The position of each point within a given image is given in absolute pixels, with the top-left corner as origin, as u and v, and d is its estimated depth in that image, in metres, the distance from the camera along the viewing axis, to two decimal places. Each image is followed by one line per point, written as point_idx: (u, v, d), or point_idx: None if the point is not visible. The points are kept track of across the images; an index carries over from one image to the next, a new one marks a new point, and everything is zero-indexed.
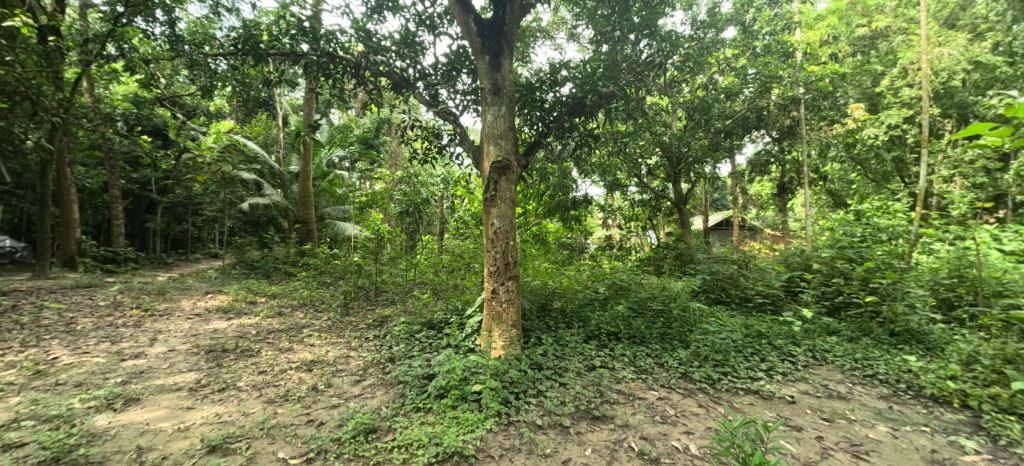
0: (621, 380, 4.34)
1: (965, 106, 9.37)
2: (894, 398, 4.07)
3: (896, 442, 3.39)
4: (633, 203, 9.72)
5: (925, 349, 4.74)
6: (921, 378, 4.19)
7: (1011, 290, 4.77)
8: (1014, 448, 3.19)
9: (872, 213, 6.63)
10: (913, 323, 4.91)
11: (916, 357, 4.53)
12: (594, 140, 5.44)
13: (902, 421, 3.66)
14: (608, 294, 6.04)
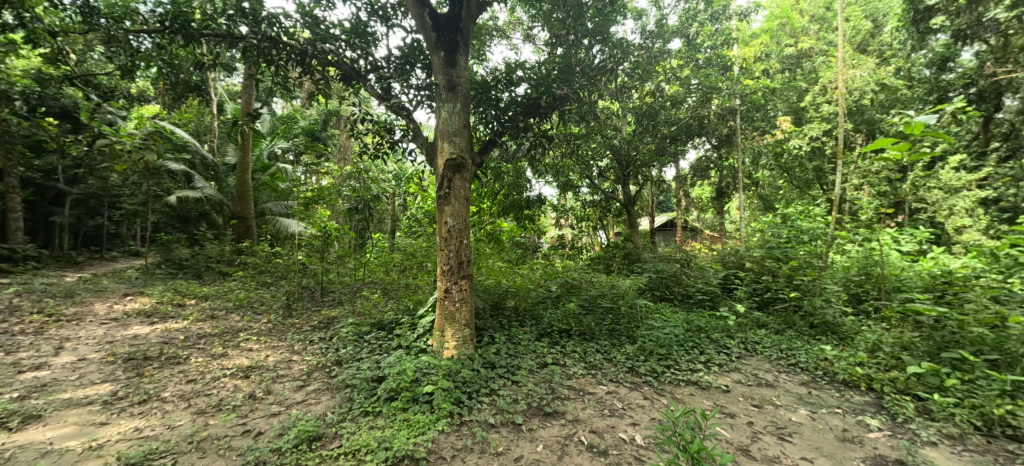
0: (572, 376, 4.42)
1: (874, 123, 10.63)
2: (813, 384, 4.43)
3: (815, 424, 3.69)
4: (585, 203, 9.90)
5: (839, 339, 5.21)
6: (833, 364, 4.61)
7: (905, 285, 5.37)
8: (910, 424, 3.58)
9: (797, 216, 7.20)
10: (829, 315, 5.40)
11: (832, 347, 4.97)
12: (548, 141, 5.49)
13: (820, 404, 4.00)
14: (560, 292, 6.11)
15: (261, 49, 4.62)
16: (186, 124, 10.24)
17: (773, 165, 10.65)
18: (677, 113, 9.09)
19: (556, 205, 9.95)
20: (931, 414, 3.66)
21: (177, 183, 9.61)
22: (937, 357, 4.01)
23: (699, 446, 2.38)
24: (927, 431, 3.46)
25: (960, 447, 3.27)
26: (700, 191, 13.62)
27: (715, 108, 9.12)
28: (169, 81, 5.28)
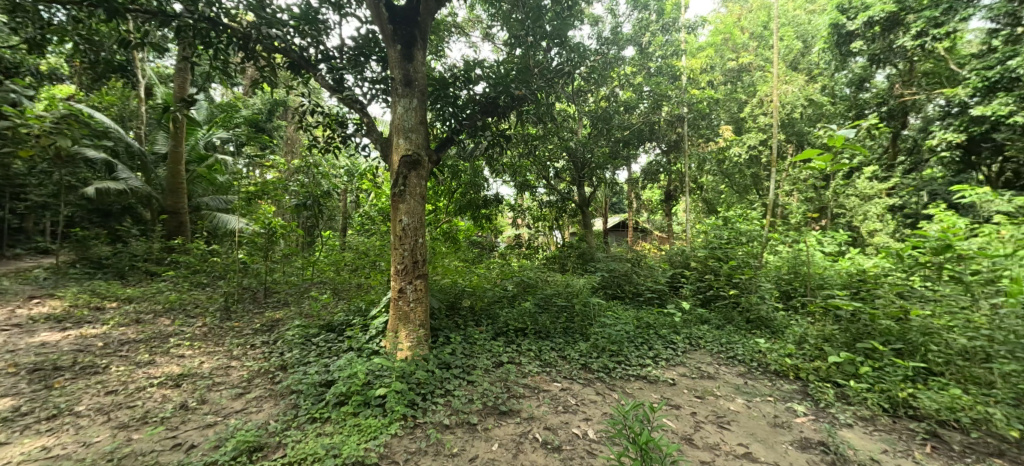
0: (527, 375, 4.43)
1: (802, 136, 11.49)
2: (749, 374, 4.71)
3: (751, 412, 3.92)
4: (542, 204, 9.95)
5: (771, 332, 5.58)
6: (767, 356, 4.92)
7: (827, 283, 5.86)
8: (830, 408, 3.89)
9: (736, 219, 7.63)
10: (763, 310, 5.77)
11: (767, 340, 5.31)
12: (505, 141, 5.47)
13: (756, 394, 4.25)
14: (516, 291, 6.12)
15: (198, 29, 4.29)
16: (108, 108, 9.31)
17: (716, 171, 11.29)
18: (630, 118, 9.32)
19: (513, 204, 9.96)
20: (849, 399, 3.99)
21: (98, 173, 8.72)
22: (855, 347, 4.40)
23: (648, 437, 2.47)
24: (844, 414, 3.77)
25: (872, 427, 3.59)
26: (650, 194, 14.06)
27: (665, 115, 9.44)
28: (87, 59, 4.76)
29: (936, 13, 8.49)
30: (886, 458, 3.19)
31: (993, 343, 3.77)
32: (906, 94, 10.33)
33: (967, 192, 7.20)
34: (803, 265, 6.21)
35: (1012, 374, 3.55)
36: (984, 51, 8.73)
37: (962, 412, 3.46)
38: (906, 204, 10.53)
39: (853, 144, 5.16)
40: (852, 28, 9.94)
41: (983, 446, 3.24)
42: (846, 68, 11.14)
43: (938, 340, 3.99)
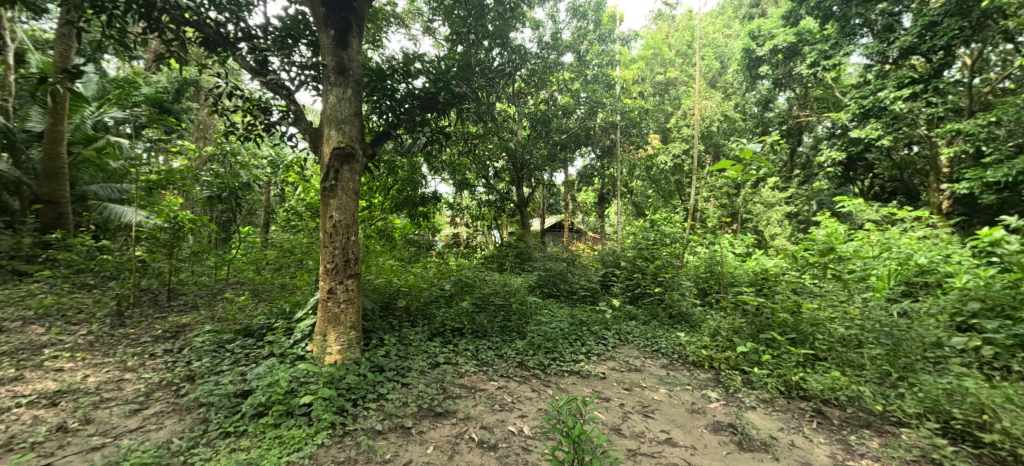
0: (464, 375, 4.37)
1: (718, 147, 12.44)
2: (671, 366, 5.00)
3: (672, 400, 4.16)
4: (480, 203, 9.87)
5: (690, 326, 5.98)
6: (686, 348, 5.26)
7: (737, 280, 6.42)
8: (738, 393, 4.24)
9: (661, 222, 8.08)
10: (683, 306, 6.18)
11: (687, 333, 5.68)
12: (446, 139, 5.34)
13: (676, 383, 4.52)
14: (453, 291, 6.01)
15: None
16: None
17: (644, 176, 11.95)
18: (568, 122, 9.53)
19: (450, 203, 9.78)
20: (752, 384, 4.38)
21: None
22: (758, 337, 4.85)
23: (580, 430, 2.52)
24: (749, 397, 4.13)
25: (771, 408, 3.96)
26: (585, 196, 14.46)
27: (600, 121, 9.83)
28: None
29: (825, 47, 9.76)
30: (782, 434, 3.54)
31: (864, 331, 4.35)
32: (802, 114, 12.05)
33: (846, 202, 8.28)
34: (718, 264, 6.75)
35: (879, 358, 4.10)
36: (862, 82, 10.05)
37: (841, 391, 3.93)
38: (800, 211, 11.87)
39: (760, 158, 5.67)
40: (760, 54, 11.73)
41: (857, 420, 3.70)
42: (756, 88, 12.86)
43: (824, 329, 4.51)
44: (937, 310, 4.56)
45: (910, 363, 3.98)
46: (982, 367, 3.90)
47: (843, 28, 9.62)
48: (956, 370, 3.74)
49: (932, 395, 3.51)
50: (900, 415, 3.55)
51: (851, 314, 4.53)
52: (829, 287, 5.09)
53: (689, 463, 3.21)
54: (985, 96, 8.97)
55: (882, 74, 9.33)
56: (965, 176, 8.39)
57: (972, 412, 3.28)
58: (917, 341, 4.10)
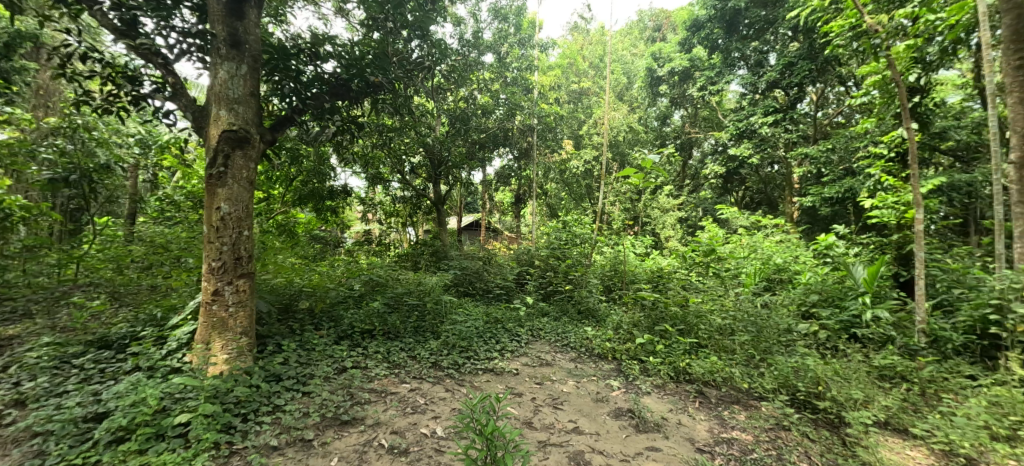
0: (374, 379, 4.13)
1: (625, 156, 13.38)
2: (579, 359, 5.22)
3: (579, 391, 4.33)
4: (394, 199, 9.42)
5: (596, 321, 6.29)
6: (593, 341, 5.52)
7: (637, 278, 6.92)
8: (636, 381, 4.53)
9: (573, 223, 8.42)
10: (591, 302, 6.50)
11: (593, 328, 5.96)
12: (358, 130, 4.99)
13: (583, 375, 4.71)
14: (363, 291, 5.65)
15: None
16: None
17: (558, 179, 12.37)
18: (487, 122, 9.47)
19: (362, 197, 9.23)
20: (648, 372, 4.70)
21: None
22: (653, 329, 5.25)
23: (493, 427, 2.48)
24: (645, 384, 4.44)
25: (662, 393, 4.29)
26: (501, 197, 14.54)
27: (518, 123, 9.96)
28: None
29: (711, 75, 11.35)
30: (672, 415, 3.85)
31: (736, 321, 4.91)
32: (692, 131, 13.52)
33: (726, 209, 9.37)
34: (621, 263, 7.20)
35: (747, 343, 4.67)
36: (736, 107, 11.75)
37: (718, 373, 4.36)
38: (690, 216, 13.17)
39: (658, 167, 6.14)
40: (660, 74, 13.06)
41: (730, 397, 4.15)
42: (656, 105, 14.02)
43: (706, 320, 5.03)
44: (789, 300, 5.34)
45: (769, 346, 4.59)
46: (819, 347, 4.61)
47: (725, 59, 11.29)
48: (802, 350, 4.39)
49: (784, 372, 4.04)
50: (761, 390, 4.03)
51: (726, 306, 5.12)
52: (712, 284, 5.70)
53: (594, 450, 3.35)
54: (825, 127, 10.78)
55: (752, 102, 10.95)
56: (811, 191, 10.00)
57: (810, 384, 3.86)
58: (775, 327, 4.75)
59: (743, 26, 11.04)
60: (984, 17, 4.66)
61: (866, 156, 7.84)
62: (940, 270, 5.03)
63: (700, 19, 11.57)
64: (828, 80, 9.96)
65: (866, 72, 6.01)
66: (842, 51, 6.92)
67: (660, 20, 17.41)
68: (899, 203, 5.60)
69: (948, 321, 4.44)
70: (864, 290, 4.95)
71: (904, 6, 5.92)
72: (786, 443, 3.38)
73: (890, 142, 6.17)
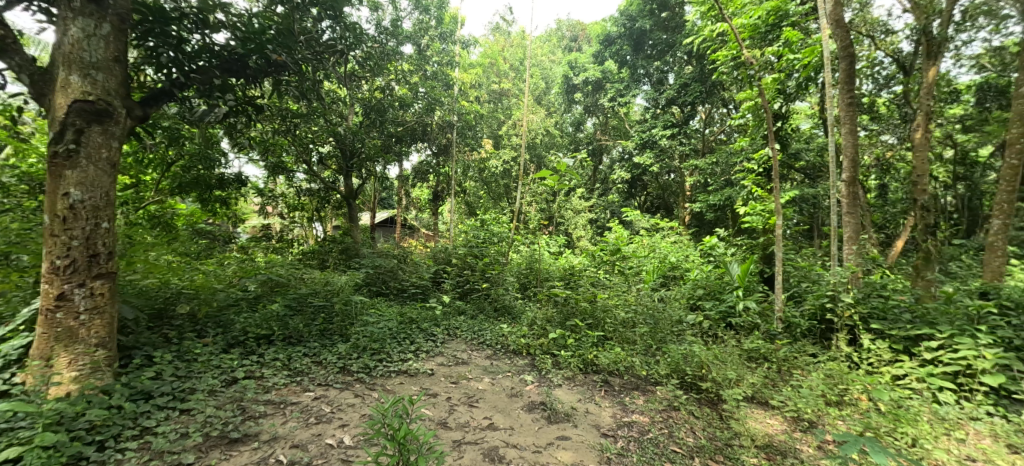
0: (270, 389, 3.73)
1: (542, 158, 13.71)
2: (494, 356, 5.20)
3: (494, 388, 4.32)
4: (299, 191, 8.65)
5: (511, 318, 6.34)
6: (508, 338, 5.55)
7: (551, 276, 7.10)
8: (549, 374, 4.63)
9: (491, 222, 8.41)
10: (507, 299, 6.54)
11: (509, 325, 6.00)
12: (257, 113, 4.46)
13: (499, 372, 4.71)
14: (260, 292, 5.08)
15: None
16: None
17: (477, 177, 12.26)
18: (404, 115, 9.03)
19: (260, 189, 8.33)
20: (560, 365, 4.84)
21: None
22: (565, 325, 5.44)
23: (406, 431, 2.35)
24: (557, 376, 4.56)
25: (572, 384, 4.43)
26: (418, 193, 14.13)
27: (438, 118, 9.68)
28: None
29: (620, 87, 12.45)
30: (581, 405, 4.00)
31: (637, 314, 5.29)
32: (603, 138, 14.25)
33: (631, 212, 10.08)
34: (536, 261, 7.33)
35: (646, 334, 5.04)
36: (642, 119, 12.76)
37: (621, 363, 4.63)
38: (600, 218, 13.87)
39: (571, 170, 6.36)
40: (576, 82, 13.96)
41: (631, 384, 4.40)
42: (571, 111, 14.60)
43: (611, 314, 5.35)
44: (680, 295, 5.87)
45: (664, 336, 5.00)
46: (703, 335, 5.12)
47: (632, 74, 12.43)
48: (690, 338, 4.82)
49: (676, 359, 4.41)
50: (656, 376, 4.35)
51: (629, 301, 5.50)
52: (618, 281, 6.09)
53: (508, 444, 3.35)
54: (712, 144, 11.92)
55: (654, 115, 12.13)
56: (699, 198, 11.21)
57: (696, 368, 4.26)
58: (669, 319, 5.19)
59: (648, 46, 12.19)
60: (828, 60, 5.51)
61: (741, 169, 8.96)
62: (794, 268, 5.88)
63: (611, 35, 12.76)
64: (715, 101, 11.21)
65: (743, 98, 6.97)
66: (726, 78, 7.83)
67: (577, 31, 18.31)
68: (765, 211, 6.49)
69: (798, 310, 5.13)
70: (738, 284, 5.59)
71: (773, 44, 6.87)
72: (676, 422, 3.68)
73: (759, 158, 7.09)
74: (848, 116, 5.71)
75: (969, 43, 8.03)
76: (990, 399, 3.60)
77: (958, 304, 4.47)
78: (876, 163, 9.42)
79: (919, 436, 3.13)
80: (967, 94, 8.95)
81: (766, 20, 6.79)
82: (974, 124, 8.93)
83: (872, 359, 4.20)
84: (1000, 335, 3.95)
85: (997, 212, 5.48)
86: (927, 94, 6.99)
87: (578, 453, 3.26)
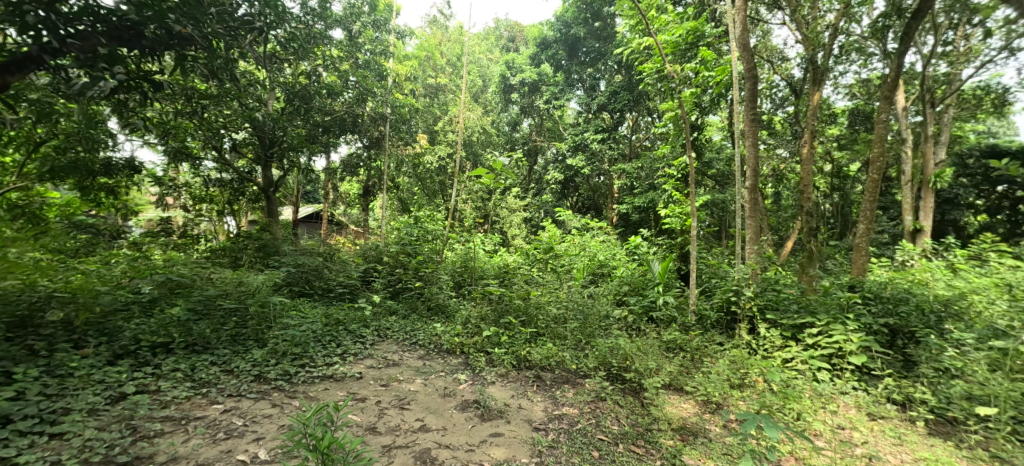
0: (168, 404, 3.31)
1: (478, 155, 13.60)
2: (428, 356, 5.06)
3: (427, 389, 4.18)
4: (207, 180, 7.80)
5: (444, 317, 6.21)
6: (441, 337, 5.42)
7: (485, 274, 7.02)
8: (483, 372, 4.58)
9: (426, 219, 8.18)
10: (440, 298, 6.37)
11: (442, 324, 5.86)
12: (157, 91, 3.92)
13: (431, 372, 4.58)
14: (156, 295, 4.47)
15: None
16: None
17: (411, 173, 11.87)
18: (333, 104, 8.49)
19: (159, 177, 7.36)
20: (493, 363, 4.81)
21: None
22: (499, 322, 5.44)
23: (331, 440, 2.21)
24: (490, 374, 4.53)
25: (506, 381, 4.42)
26: (347, 187, 13.40)
27: (369, 110, 9.22)
28: None
29: (555, 91, 12.95)
30: (513, 401, 4.00)
31: (568, 310, 5.40)
32: (538, 139, 14.54)
33: (564, 212, 10.33)
34: (471, 259, 7.22)
35: (576, 329, 5.17)
36: (576, 122, 13.17)
37: (552, 358, 4.69)
38: (534, 218, 14.01)
39: (507, 169, 6.33)
40: (513, 82, 14.02)
41: (562, 378, 4.49)
42: (508, 110, 14.60)
43: (544, 311, 5.45)
44: (608, 291, 6.10)
45: (592, 331, 5.14)
46: (629, 329, 5.35)
47: (566, 79, 13.06)
48: (616, 332, 5.01)
49: (602, 352, 4.55)
50: (585, 369, 4.47)
51: (561, 298, 5.61)
52: (551, 279, 6.21)
53: (440, 445, 3.25)
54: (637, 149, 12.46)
55: (586, 119, 12.74)
56: (626, 200, 11.80)
57: (621, 360, 4.43)
58: (598, 314, 5.35)
59: (582, 53, 12.97)
60: (736, 80, 6.01)
61: (663, 173, 9.55)
62: (706, 265, 6.36)
63: (548, 39, 13.22)
64: (641, 110, 11.91)
65: (667, 108, 7.40)
66: (651, 88, 8.28)
67: (514, 32, 18.44)
68: (683, 214, 6.96)
69: (708, 303, 5.55)
70: (657, 280, 5.89)
71: (691, 61, 7.39)
72: (603, 411, 3.80)
73: (678, 165, 7.60)
74: (751, 130, 6.26)
75: (844, 73, 9.24)
76: (855, 375, 4.18)
77: (833, 296, 5.14)
78: (773, 174, 10.58)
79: (803, 411, 3.53)
80: (843, 117, 10.34)
81: (685, 38, 7.26)
82: (848, 143, 10.36)
83: (767, 345, 4.62)
84: (864, 321, 4.59)
85: (864, 219, 6.35)
86: (812, 116, 7.81)
87: (511, 449, 3.25)
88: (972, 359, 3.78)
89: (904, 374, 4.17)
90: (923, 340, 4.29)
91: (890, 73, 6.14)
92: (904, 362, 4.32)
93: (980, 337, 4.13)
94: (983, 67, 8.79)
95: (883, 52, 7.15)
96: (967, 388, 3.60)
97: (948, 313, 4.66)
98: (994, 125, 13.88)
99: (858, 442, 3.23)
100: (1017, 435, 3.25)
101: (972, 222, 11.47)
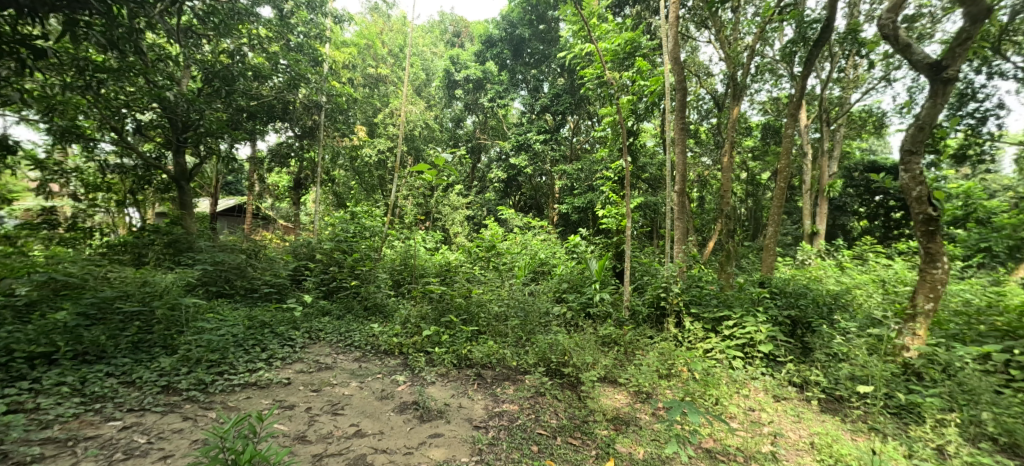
0: (52, 424, 2.86)
1: (420, 151, 13.26)
2: (363, 357, 4.80)
3: (362, 392, 3.96)
4: (104, 165, 6.85)
5: (383, 317, 5.93)
6: (379, 338, 5.18)
7: (426, 272, 6.80)
8: (422, 372, 4.44)
9: (363, 215, 7.77)
10: (378, 296, 6.07)
11: (379, 324, 5.61)
12: (38, 60, 3.32)
13: (367, 374, 4.36)
14: (36, 298, 3.85)
15: None
16: None
17: (348, 166, 11.31)
18: (260, 89, 7.88)
19: (40, 159, 6.37)
20: (432, 362, 4.68)
21: None
22: (439, 321, 5.32)
23: (251, 452, 2.03)
24: (430, 374, 4.39)
25: (446, 381, 4.31)
26: (276, 179, 12.49)
27: (301, 97, 8.63)
28: None
29: (500, 89, 12.97)
30: (454, 400, 3.90)
31: (509, 307, 5.38)
32: (482, 137, 14.45)
33: (507, 211, 10.27)
34: (411, 257, 6.96)
35: (517, 326, 5.14)
36: (519, 122, 13.28)
37: (493, 356, 4.65)
38: (477, 215, 13.87)
39: (449, 165, 6.17)
40: (457, 78, 13.79)
41: (502, 375, 4.44)
42: (451, 106, 14.35)
43: (485, 308, 5.40)
44: (548, 288, 6.17)
45: (532, 328, 5.15)
46: (567, 324, 5.44)
47: (510, 78, 13.16)
48: (556, 328, 5.04)
49: (542, 348, 4.58)
50: (525, 366, 4.46)
51: (502, 295, 5.57)
52: (492, 276, 6.18)
53: (377, 450, 3.09)
54: (578, 151, 12.83)
55: (530, 119, 12.86)
56: (566, 200, 12.07)
57: (560, 355, 4.50)
58: (539, 311, 5.38)
59: (527, 54, 13.11)
60: (667, 91, 6.28)
61: (602, 175, 9.89)
62: (640, 264, 6.63)
63: (493, 37, 13.17)
64: (582, 113, 12.27)
65: (606, 111, 7.60)
66: (592, 92, 8.46)
67: (459, 28, 18.26)
68: (619, 214, 7.22)
69: (641, 298, 5.78)
70: (595, 278, 6.02)
71: (628, 70, 7.67)
72: (542, 406, 3.82)
73: (615, 168, 7.85)
74: (681, 137, 6.59)
75: (759, 91, 10.09)
76: (764, 362, 4.54)
77: (748, 292, 5.58)
78: (698, 179, 11.32)
79: (721, 396, 3.77)
80: (756, 130, 11.32)
81: (624, 48, 7.49)
82: (761, 153, 11.36)
83: (691, 337, 4.87)
84: (771, 313, 5.04)
85: (772, 222, 6.95)
86: (731, 128, 8.39)
87: (451, 449, 3.16)
88: (855, 344, 4.21)
89: (802, 360, 4.60)
90: (818, 329, 4.77)
91: (796, 93, 6.72)
92: (802, 348, 4.79)
93: (861, 325, 4.66)
94: (869, 93, 10.01)
95: (791, 73, 7.87)
96: (851, 369, 4.03)
97: (837, 305, 5.23)
98: (874, 143, 16.00)
99: (766, 421, 3.49)
100: (889, 409, 3.71)
101: (857, 226, 13.10)
